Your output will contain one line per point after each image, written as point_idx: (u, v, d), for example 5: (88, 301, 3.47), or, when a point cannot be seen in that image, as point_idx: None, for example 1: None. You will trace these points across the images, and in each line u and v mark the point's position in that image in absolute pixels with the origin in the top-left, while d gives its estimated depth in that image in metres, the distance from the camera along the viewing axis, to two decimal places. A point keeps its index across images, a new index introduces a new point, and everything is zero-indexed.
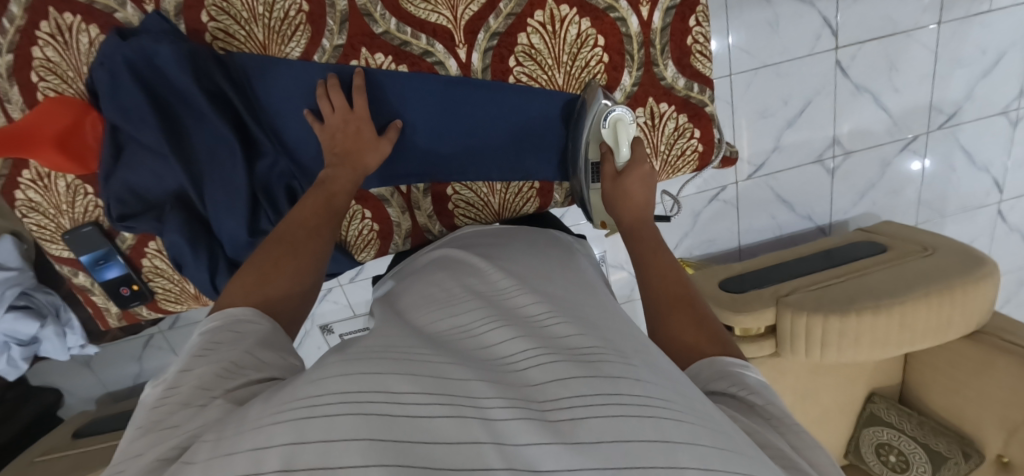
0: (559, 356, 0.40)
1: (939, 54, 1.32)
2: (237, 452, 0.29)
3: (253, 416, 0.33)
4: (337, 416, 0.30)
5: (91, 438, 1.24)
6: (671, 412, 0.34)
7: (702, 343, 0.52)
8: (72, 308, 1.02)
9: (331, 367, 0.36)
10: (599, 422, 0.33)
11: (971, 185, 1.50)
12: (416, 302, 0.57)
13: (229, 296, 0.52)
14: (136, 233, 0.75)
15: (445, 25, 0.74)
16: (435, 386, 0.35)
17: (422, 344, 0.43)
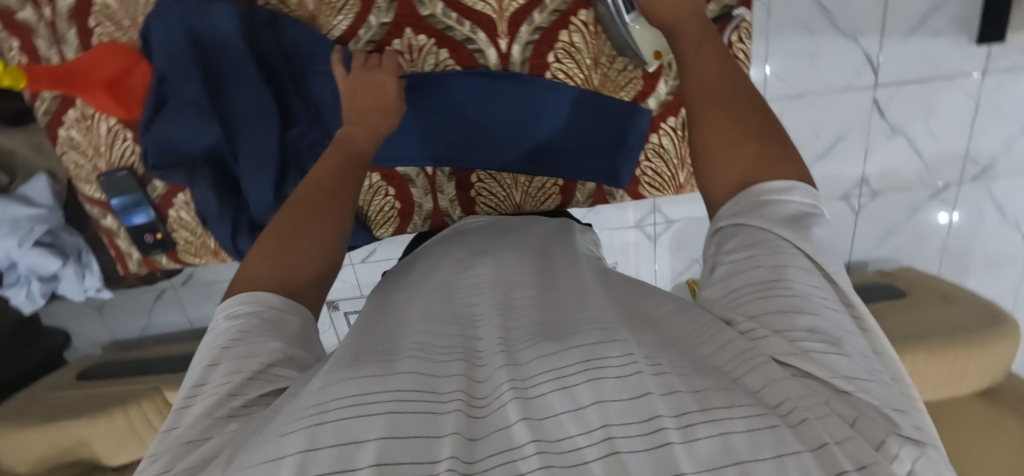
0: (553, 335, 0.42)
1: (981, 104, 1.30)
2: (258, 465, 0.31)
3: (270, 430, 0.35)
4: (346, 423, 0.33)
5: (93, 382, 1.27)
6: (650, 367, 0.36)
7: (745, 143, 0.51)
8: (94, 252, 1.05)
9: (329, 377, 0.38)
10: (582, 387, 0.34)
11: (1000, 241, 1.46)
12: (411, 291, 0.57)
13: (251, 270, 0.53)
14: (166, 183, 0.77)
15: (490, 15, 0.75)
16: (429, 385, 0.38)
17: (416, 336, 0.45)
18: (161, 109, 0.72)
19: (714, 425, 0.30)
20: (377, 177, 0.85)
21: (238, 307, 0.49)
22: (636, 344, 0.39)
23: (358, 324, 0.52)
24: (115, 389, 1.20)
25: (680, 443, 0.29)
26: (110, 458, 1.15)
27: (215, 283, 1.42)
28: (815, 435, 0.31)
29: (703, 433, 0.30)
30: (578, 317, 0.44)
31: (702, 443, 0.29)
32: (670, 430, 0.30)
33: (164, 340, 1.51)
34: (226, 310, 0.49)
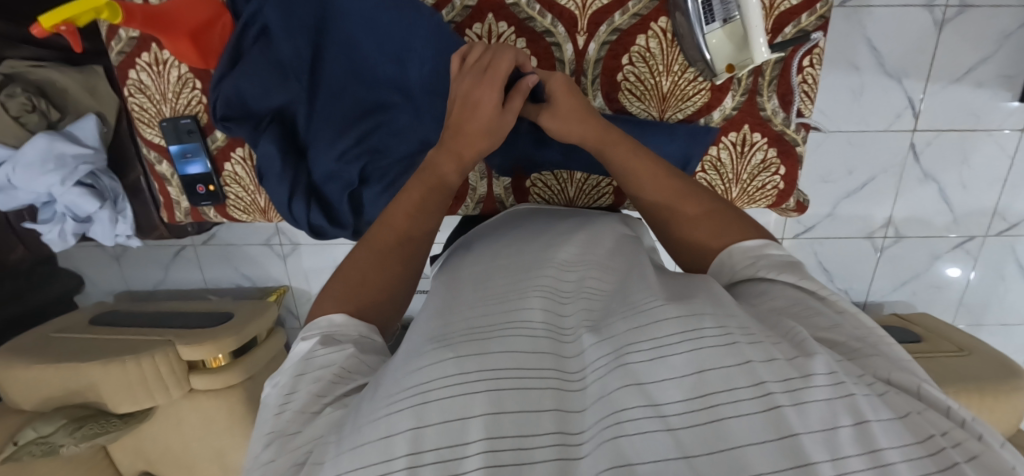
0: (635, 307, 0.43)
1: (1015, 161, 1.31)
2: (368, 443, 0.36)
3: (365, 411, 0.39)
4: (446, 401, 0.37)
5: (107, 328, 1.27)
6: (747, 336, 0.37)
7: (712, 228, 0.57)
8: (129, 200, 1.06)
9: (421, 356, 0.41)
10: (682, 356, 0.36)
11: (1016, 300, 1.47)
12: (479, 270, 0.61)
13: (334, 293, 0.56)
14: (228, 136, 0.77)
15: (572, 11, 0.76)
16: (525, 360, 0.40)
17: (501, 310, 0.48)
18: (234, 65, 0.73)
19: (817, 390, 0.32)
20: None
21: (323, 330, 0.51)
22: (728, 317, 0.40)
23: (434, 306, 0.56)
24: (129, 338, 1.20)
25: (790, 406, 0.32)
26: (116, 406, 1.15)
27: (236, 246, 1.42)
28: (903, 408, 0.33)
29: (811, 397, 0.32)
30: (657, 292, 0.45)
31: (810, 408, 0.31)
32: (779, 396, 0.32)
33: (177, 297, 1.51)
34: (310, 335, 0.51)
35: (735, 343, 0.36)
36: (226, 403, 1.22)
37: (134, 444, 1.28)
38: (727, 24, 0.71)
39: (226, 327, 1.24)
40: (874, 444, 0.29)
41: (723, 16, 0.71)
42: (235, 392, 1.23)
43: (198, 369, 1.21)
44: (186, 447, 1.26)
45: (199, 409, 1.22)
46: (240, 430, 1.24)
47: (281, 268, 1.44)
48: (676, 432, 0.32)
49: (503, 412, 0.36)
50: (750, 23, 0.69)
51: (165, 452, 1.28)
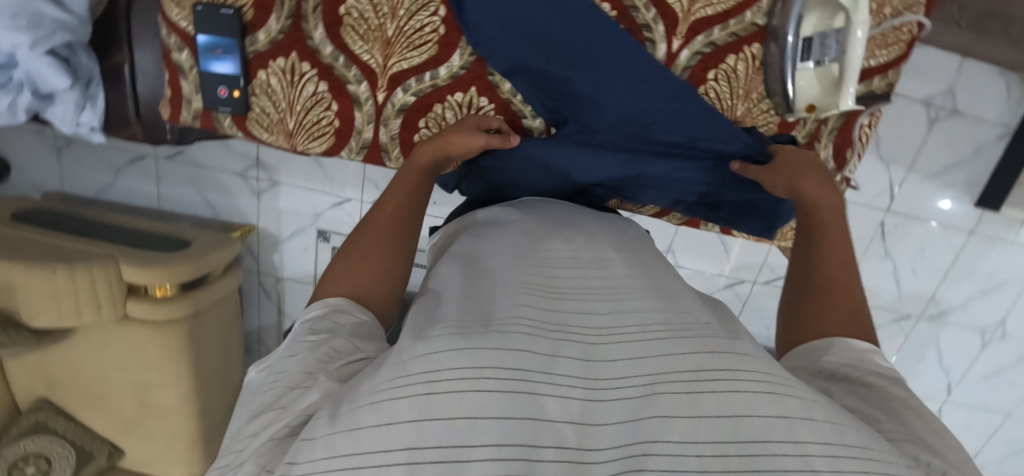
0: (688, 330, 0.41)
1: (958, 257, 1.46)
2: (366, 429, 0.32)
3: (364, 385, 0.35)
4: (454, 397, 0.32)
5: (33, 226, 1.10)
6: (780, 385, 0.36)
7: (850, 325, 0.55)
8: (105, 87, 0.92)
9: (429, 337, 0.36)
10: (719, 399, 0.35)
11: (928, 378, 1.65)
12: (518, 247, 0.52)
13: (326, 287, 0.53)
14: (275, 41, 0.68)
15: (677, 9, 0.65)
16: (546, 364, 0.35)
17: (544, 305, 0.42)
18: None
19: (808, 424, 0.33)
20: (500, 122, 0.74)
21: (311, 312, 0.49)
22: (761, 361, 0.38)
23: (451, 276, 0.49)
24: (58, 243, 1.04)
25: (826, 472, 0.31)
26: (32, 318, 0.99)
27: (206, 170, 1.28)
28: (861, 439, 0.34)
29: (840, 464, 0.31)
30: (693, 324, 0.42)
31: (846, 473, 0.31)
32: (817, 459, 0.31)
33: (120, 210, 1.33)
34: (304, 315, 0.49)
35: (760, 398, 0.35)
36: (164, 337, 1.09)
37: (38, 362, 1.12)
38: (820, 67, 0.65)
39: (182, 254, 1.10)
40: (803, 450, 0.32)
41: (818, 57, 0.65)
42: (176, 328, 1.09)
43: (138, 294, 1.07)
44: (105, 376, 1.12)
45: (131, 337, 1.08)
46: (173, 368, 1.11)
47: (252, 204, 1.31)
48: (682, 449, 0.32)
49: (516, 416, 0.32)
50: (849, 71, 0.62)
51: (78, 377, 1.13)
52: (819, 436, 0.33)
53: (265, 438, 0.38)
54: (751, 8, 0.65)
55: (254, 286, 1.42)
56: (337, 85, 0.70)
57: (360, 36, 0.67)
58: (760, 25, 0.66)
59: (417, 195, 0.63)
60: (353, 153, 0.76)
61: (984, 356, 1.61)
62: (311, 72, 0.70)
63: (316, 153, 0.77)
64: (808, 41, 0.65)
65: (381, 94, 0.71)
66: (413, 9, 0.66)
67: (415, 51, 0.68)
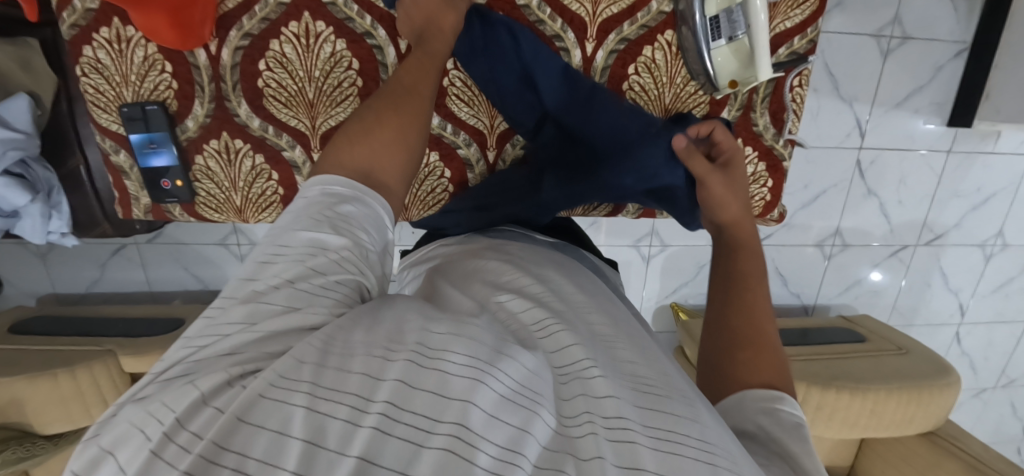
0: (647, 386, 0.41)
1: (942, 179, 1.45)
2: (357, 375, 0.33)
3: (361, 344, 0.36)
4: (437, 375, 0.33)
5: (30, 337, 1.12)
6: (730, 471, 0.34)
7: (762, 362, 0.52)
8: (66, 192, 0.94)
9: (435, 326, 0.39)
10: (665, 455, 0.33)
11: (939, 303, 1.63)
12: (480, 286, 0.52)
13: (334, 160, 0.49)
14: (204, 124, 0.70)
15: (582, 16, 0.70)
16: (532, 382, 0.36)
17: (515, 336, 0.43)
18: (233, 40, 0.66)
19: None
20: (436, 156, 0.78)
21: (338, 186, 0.46)
22: (717, 435, 0.37)
23: (437, 303, 0.50)
24: (57, 349, 1.07)
25: None
26: (43, 426, 1.03)
27: (187, 246, 1.30)
28: None
29: None
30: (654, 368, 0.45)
31: None
32: None
33: (113, 301, 1.36)
34: (323, 186, 0.46)
35: (705, 466, 0.33)
36: None
37: (61, 466, 1.14)
38: (733, 42, 0.66)
39: (175, 334, 1.12)
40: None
41: (729, 34, 0.66)
42: None
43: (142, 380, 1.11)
44: None
45: None
46: None
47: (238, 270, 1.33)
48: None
49: (475, 409, 0.31)
50: (758, 45, 0.63)
51: None
52: None
53: (235, 334, 0.36)
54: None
55: None
56: (272, 154, 0.72)
57: (281, 103, 0.69)
58: (668, 12, 0.70)
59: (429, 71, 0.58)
60: None
61: (991, 269, 1.59)
62: (245, 147, 0.72)
63: (268, 222, 0.79)
64: (714, 20, 0.66)
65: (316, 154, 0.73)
66: (328, 68, 0.68)
67: (339, 106, 0.70)
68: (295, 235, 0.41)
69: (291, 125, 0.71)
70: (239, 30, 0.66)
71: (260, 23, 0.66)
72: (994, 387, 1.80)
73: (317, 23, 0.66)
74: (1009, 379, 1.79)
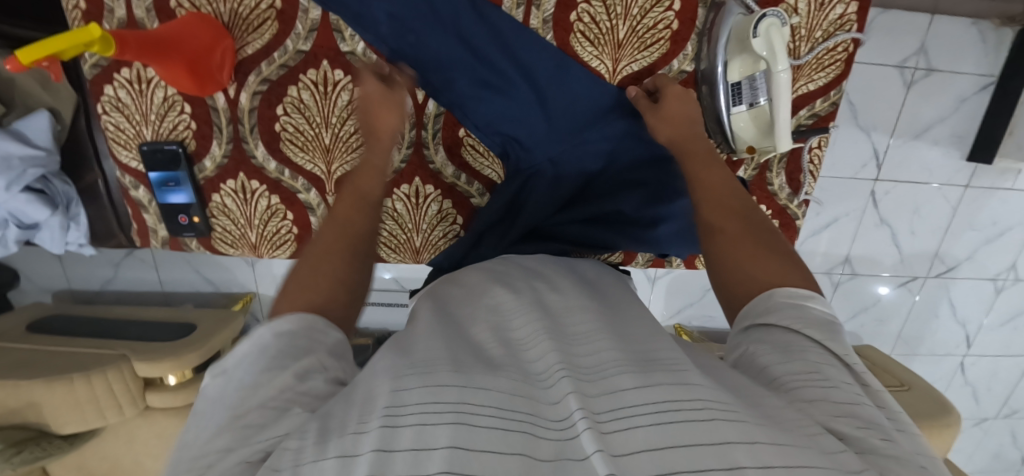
0: (606, 371, 0.43)
1: (957, 212, 1.43)
2: (328, 458, 0.33)
3: (342, 422, 0.37)
4: (410, 431, 0.35)
5: (47, 336, 1.16)
6: (729, 414, 0.37)
7: (769, 263, 0.54)
8: (84, 204, 0.95)
9: (404, 381, 0.40)
10: (656, 427, 0.36)
11: (945, 333, 1.62)
12: (475, 311, 0.54)
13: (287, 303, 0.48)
14: (222, 165, 0.71)
15: (602, 71, 0.70)
16: (506, 403, 0.38)
17: (487, 360, 0.45)
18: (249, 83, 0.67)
19: (749, 447, 0.34)
20: (449, 203, 0.78)
21: (296, 324, 0.45)
22: (705, 389, 0.40)
23: (431, 324, 0.52)
24: (74, 351, 1.10)
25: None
26: (60, 427, 1.07)
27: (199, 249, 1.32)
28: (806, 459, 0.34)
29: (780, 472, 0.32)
30: (630, 349, 0.47)
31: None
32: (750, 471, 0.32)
33: (127, 299, 1.39)
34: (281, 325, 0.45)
35: (701, 422, 0.35)
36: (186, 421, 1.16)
37: (76, 462, 1.19)
38: (754, 109, 0.65)
39: (187, 342, 1.15)
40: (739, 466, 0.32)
41: (750, 100, 0.65)
42: None
43: (155, 385, 1.13)
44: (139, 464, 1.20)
45: (157, 427, 1.16)
46: None
47: (248, 275, 1.36)
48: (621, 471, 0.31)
49: (459, 444, 0.33)
50: (778, 116, 0.63)
51: (116, 469, 1.22)
52: (759, 460, 0.33)
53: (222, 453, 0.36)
54: (677, 57, 0.70)
55: None
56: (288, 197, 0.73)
57: (297, 145, 0.70)
58: (689, 71, 0.71)
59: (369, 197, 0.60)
60: None
61: (1000, 302, 1.57)
62: (261, 188, 0.73)
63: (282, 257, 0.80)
64: (737, 86, 0.65)
65: (330, 198, 0.74)
66: (345, 116, 0.69)
67: (355, 152, 0.71)
68: (267, 366, 0.41)
69: (308, 168, 0.72)
70: (258, 76, 0.67)
71: (280, 69, 0.67)
72: (995, 417, 1.80)
73: (335, 72, 0.67)
74: (1011, 410, 1.79)
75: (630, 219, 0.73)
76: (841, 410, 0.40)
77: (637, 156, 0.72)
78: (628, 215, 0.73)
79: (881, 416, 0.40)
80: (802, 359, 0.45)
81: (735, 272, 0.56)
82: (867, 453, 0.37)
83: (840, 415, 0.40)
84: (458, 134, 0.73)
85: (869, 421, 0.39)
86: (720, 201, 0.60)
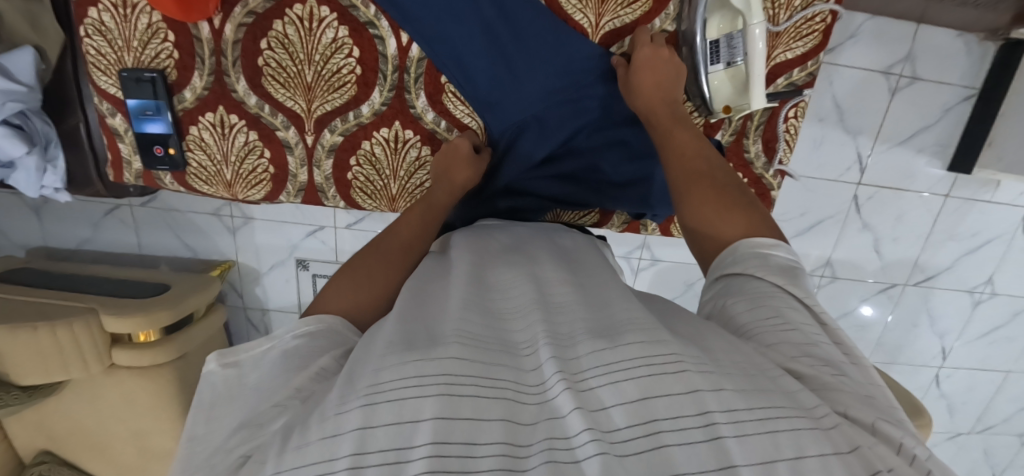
0: (575, 336, 0.40)
1: (938, 221, 1.45)
2: (315, 444, 0.31)
3: (326, 405, 0.35)
4: (391, 407, 0.32)
5: (17, 287, 1.14)
6: (695, 364, 0.35)
7: (729, 219, 0.54)
8: (63, 148, 0.94)
9: (382, 356, 0.36)
10: (632, 384, 0.33)
11: (922, 344, 1.63)
12: (463, 270, 0.51)
13: (324, 302, 0.53)
14: (201, 96, 0.71)
15: (585, 27, 0.68)
16: (484, 370, 0.35)
17: (467, 317, 0.41)
18: (234, 16, 0.67)
19: (713, 395, 0.33)
20: (427, 151, 0.76)
21: (312, 325, 0.49)
22: (673, 344, 0.36)
23: (411, 288, 0.49)
24: (41, 302, 1.08)
25: (732, 437, 0.30)
26: (20, 377, 1.04)
27: (181, 213, 1.31)
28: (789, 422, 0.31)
29: (752, 428, 0.31)
30: (596, 313, 0.44)
31: (752, 439, 0.30)
32: (722, 424, 0.31)
33: (103, 260, 1.37)
34: (292, 329, 0.48)
35: (677, 374, 0.33)
36: (152, 383, 1.13)
37: (36, 418, 1.16)
38: (730, 68, 0.66)
39: (159, 300, 1.13)
40: (729, 460, 0.29)
41: (728, 59, 0.66)
42: (163, 372, 1.13)
43: (122, 342, 1.11)
44: (101, 426, 1.17)
45: (121, 386, 1.13)
46: (164, 411, 1.15)
47: (229, 242, 1.34)
48: (609, 447, 0.30)
49: (449, 418, 0.31)
50: (754, 73, 0.64)
51: (76, 430, 1.18)
52: (730, 413, 0.32)
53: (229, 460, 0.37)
54: (659, 16, 0.69)
55: (241, 321, 1.46)
56: (266, 133, 0.73)
57: (277, 79, 0.70)
58: (670, 31, 0.70)
59: (433, 221, 0.66)
60: (292, 196, 0.79)
61: (978, 315, 1.59)
62: (240, 123, 0.72)
63: (257, 199, 0.80)
64: (715, 45, 0.66)
65: (309, 137, 0.74)
66: (328, 53, 0.69)
67: (337, 92, 0.71)
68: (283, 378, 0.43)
69: (287, 103, 0.71)
70: (243, 8, 0.66)
71: (265, 2, 0.66)
72: (970, 433, 1.80)
73: (321, 8, 0.66)
74: (986, 426, 1.79)
75: (608, 178, 0.75)
76: (798, 351, 0.42)
77: (621, 112, 0.71)
78: (605, 172, 0.74)
79: (839, 354, 0.42)
80: (767, 303, 0.46)
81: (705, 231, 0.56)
82: (820, 389, 0.39)
83: (800, 355, 0.41)
84: (442, 80, 0.71)
85: (827, 361, 0.41)
86: (694, 163, 0.60)
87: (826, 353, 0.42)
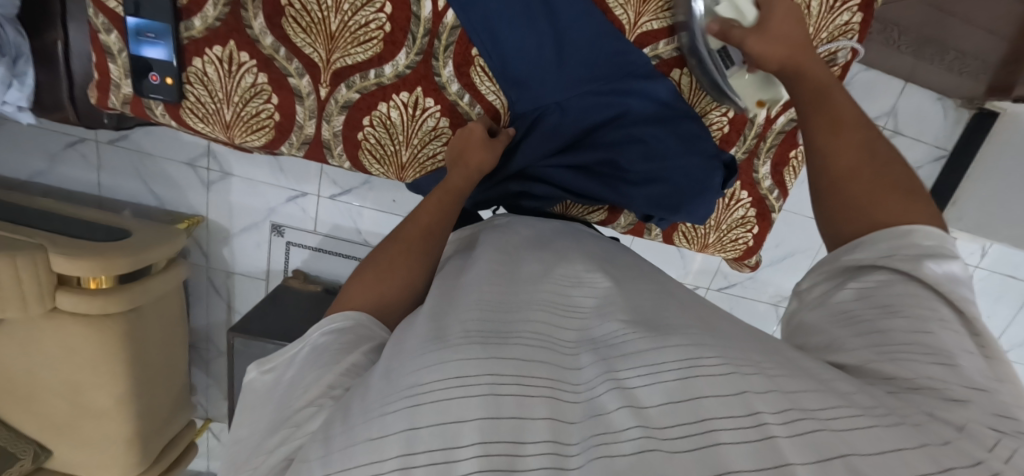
0: (614, 336, 0.38)
1: None
2: (361, 446, 0.30)
3: (359, 412, 0.34)
4: (434, 407, 0.30)
5: None
6: (737, 365, 0.33)
7: (896, 200, 0.49)
8: (33, 64, 0.86)
9: (424, 354, 0.35)
10: (670, 382, 0.31)
11: None
12: (489, 269, 0.49)
13: (348, 298, 0.53)
14: (210, 27, 0.66)
15: (624, 23, 0.67)
16: (527, 368, 0.33)
17: (502, 318, 0.40)
18: None
19: (756, 396, 0.30)
20: (445, 122, 0.74)
21: (337, 323, 0.48)
22: (722, 348, 0.34)
23: (441, 292, 0.48)
24: None
25: (785, 437, 0.27)
26: None
27: (151, 157, 1.22)
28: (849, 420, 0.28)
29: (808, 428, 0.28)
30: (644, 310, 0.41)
31: (806, 438, 0.27)
32: (775, 426, 0.28)
33: (56, 196, 1.26)
34: (319, 329, 0.47)
35: (720, 375, 0.31)
36: (97, 334, 1.04)
37: None
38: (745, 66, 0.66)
39: (116, 246, 1.04)
40: (784, 459, 0.26)
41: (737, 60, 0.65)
42: (112, 324, 1.04)
43: (70, 286, 1.02)
44: (33, 374, 1.07)
45: (60, 333, 1.03)
46: (106, 367, 1.06)
47: (201, 196, 1.26)
48: (656, 440, 0.28)
49: (494, 417, 0.29)
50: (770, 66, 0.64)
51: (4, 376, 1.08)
52: (780, 412, 0.29)
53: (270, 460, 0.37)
54: None
55: (202, 281, 1.38)
56: (277, 79, 0.70)
57: (298, 22, 0.66)
58: None
59: (453, 206, 0.64)
60: (295, 148, 0.77)
61: None
62: (250, 62, 0.68)
63: (255, 145, 0.77)
64: None
65: (323, 90, 0.71)
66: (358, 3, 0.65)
67: (360, 47, 0.68)
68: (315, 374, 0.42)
69: (304, 48, 0.68)
70: None
71: None
72: None
73: None
74: None
75: (620, 172, 0.74)
76: (906, 338, 0.39)
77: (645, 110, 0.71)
78: (621, 167, 0.74)
79: (963, 353, 0.37)
80: (881, 294, 0.43)
81: (850, 214, 0.51)
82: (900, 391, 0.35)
83: (891, 350, 0.39)
84: (472, 52, 0.69)
85: (927, 344, 0.38)
86: (846, 155, 0.53)
87: (938, 341, 0.38)
